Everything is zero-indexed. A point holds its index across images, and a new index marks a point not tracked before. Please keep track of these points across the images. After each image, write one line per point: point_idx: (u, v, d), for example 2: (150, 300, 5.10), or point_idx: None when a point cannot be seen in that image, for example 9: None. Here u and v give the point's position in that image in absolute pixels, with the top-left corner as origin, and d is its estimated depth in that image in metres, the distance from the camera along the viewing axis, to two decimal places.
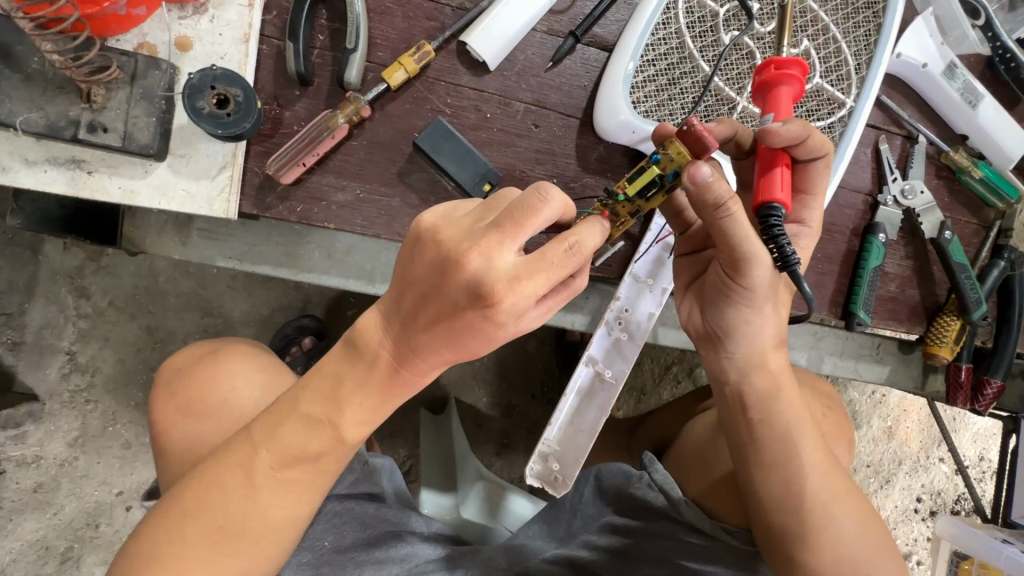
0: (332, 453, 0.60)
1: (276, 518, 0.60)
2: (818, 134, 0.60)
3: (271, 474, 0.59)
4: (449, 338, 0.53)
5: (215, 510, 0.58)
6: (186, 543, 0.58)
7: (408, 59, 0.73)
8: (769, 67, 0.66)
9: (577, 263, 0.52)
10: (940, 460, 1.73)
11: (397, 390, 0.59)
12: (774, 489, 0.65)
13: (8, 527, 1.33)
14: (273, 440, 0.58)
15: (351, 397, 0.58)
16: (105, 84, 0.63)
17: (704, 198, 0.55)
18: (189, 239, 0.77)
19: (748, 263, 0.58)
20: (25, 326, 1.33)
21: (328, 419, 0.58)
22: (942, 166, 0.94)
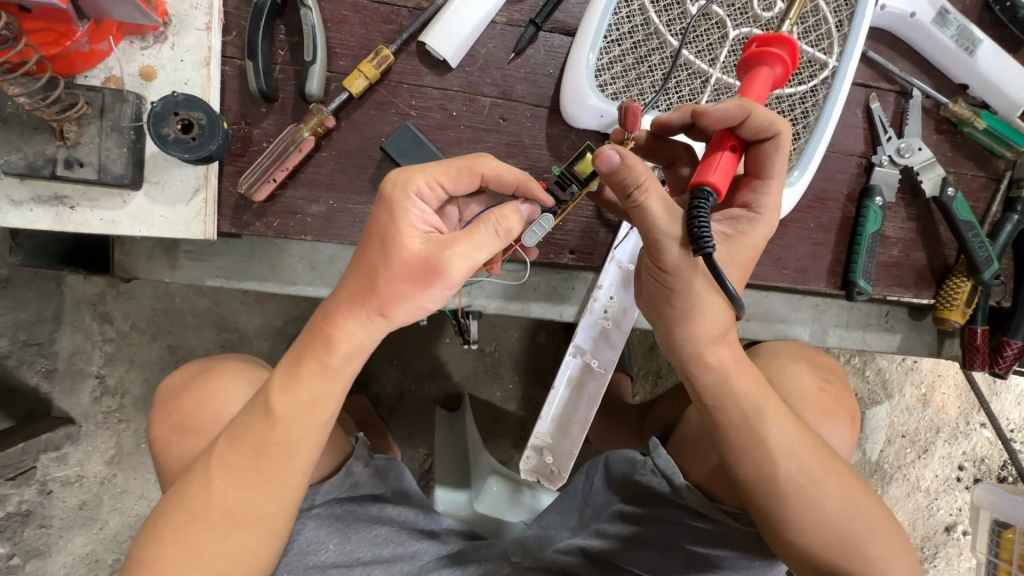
0: (270, 432, 0.63)
1: (231, 509, 0.64)
2: (760, 111, 0.56)
3: (222, 461, 0.64)
4: (354, 296, 0.59)
5: (186, 506, 0.64)
6: (169, 531, 0.65)
7: (367, 66, 0.73)
8: (751, 45, 0.63)
9: (466, 165, 0.59)
10: (982, 425, 1.65)
11: (322, 359, 0.62)
12: (750, 482, 0.67)
13: (60, 542, 1.41)
14: (233, 432, 0.64)
15: (275, 381, 0.63)
16: (76, 121, 0.66)
17: (614, 180, 0.54)
18: (178, 262, 0.80)
19: (660, 251, 0.56)
20: (56, 354, 1.41)
21: (262, 402, 0.63)
22: (942, 120, 0.89)
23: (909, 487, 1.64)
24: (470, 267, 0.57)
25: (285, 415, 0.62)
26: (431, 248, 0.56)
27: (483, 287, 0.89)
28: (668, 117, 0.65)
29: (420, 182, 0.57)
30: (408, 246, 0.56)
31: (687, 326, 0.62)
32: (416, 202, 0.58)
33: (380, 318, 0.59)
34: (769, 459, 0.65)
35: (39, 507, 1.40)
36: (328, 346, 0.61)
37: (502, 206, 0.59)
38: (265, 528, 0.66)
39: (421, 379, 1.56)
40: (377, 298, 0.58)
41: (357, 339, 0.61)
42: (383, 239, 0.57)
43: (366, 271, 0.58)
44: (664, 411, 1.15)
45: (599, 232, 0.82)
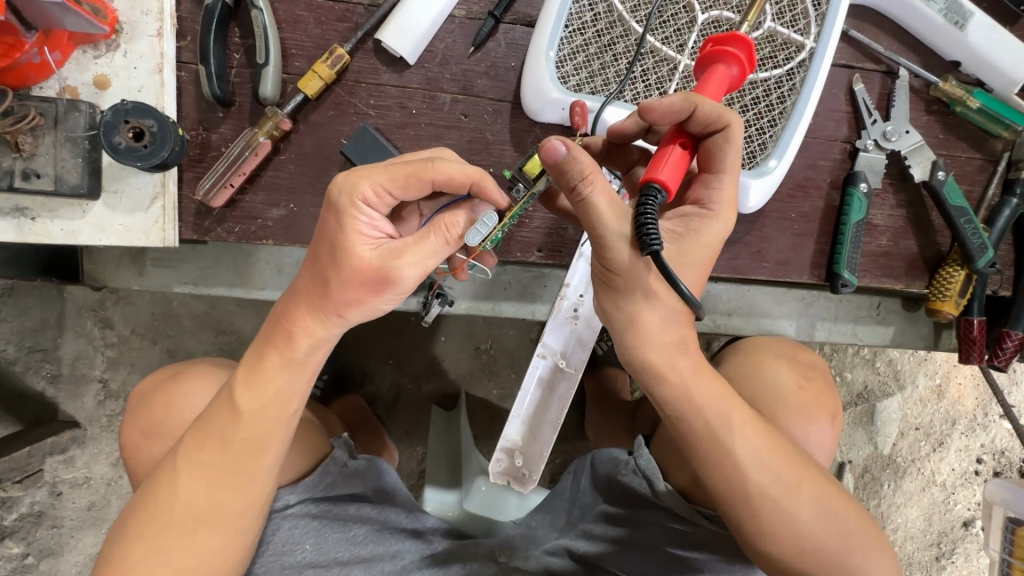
0: (234, 429, 0.64)
1: (199, 505, 0.65)
2: (707, 103, 0.54)
3: (188, 457, 0.65)
4: (311, 300, 0.60)
5: (150, 503, 0.65)
6: (133, 530, 0.65)
7: (321, 66, 0.72)
8: (707, 44, 0.60)
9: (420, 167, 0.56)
10: (1001, 417, 1.58)
11: (284, 353, 0.63)
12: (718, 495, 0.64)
13: (72, 542, 1.45)
14: (199, 425, 0.65)
15: (238, 378, 0.64)
16: (31, 132, 0.66)
17: (560, 174, 0.50)
18: (145, 269, 0.80)
19: (608, 249, 0.52)
20: (59, 360, 1.44)
21: (226, 397, 0.64)
22: (932, 100, 0.84)
23: (924, 481, 1.58)
24: (421, 271, 0.57)
25: (250, 409, 0.63)
26: (382, 254, 0.57)
27: (454, 287, 0.87)
28: (622, 123, 0.62)
29: (367, 189, 0.56)
30: (359, 252, 0.56)
31: (641, 335, 0.58)
32: (361, 211, 0.57)
33: (340, 317, 0.60)
34: (736, 470, 0.63)
35: (49, 508, 1.45)
36: (291, 342, 0.61)
37: (456, 210, 0.59)
38: (232, 525, 0.66)
39: (415, 379, 1.56)
40: (334, 300, 0.59)
41: (321, 335, 0.62)
42: (331, 247, 0.57)
43: (318, 272, 0.58)
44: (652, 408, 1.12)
45: (568, 228, 0.80)
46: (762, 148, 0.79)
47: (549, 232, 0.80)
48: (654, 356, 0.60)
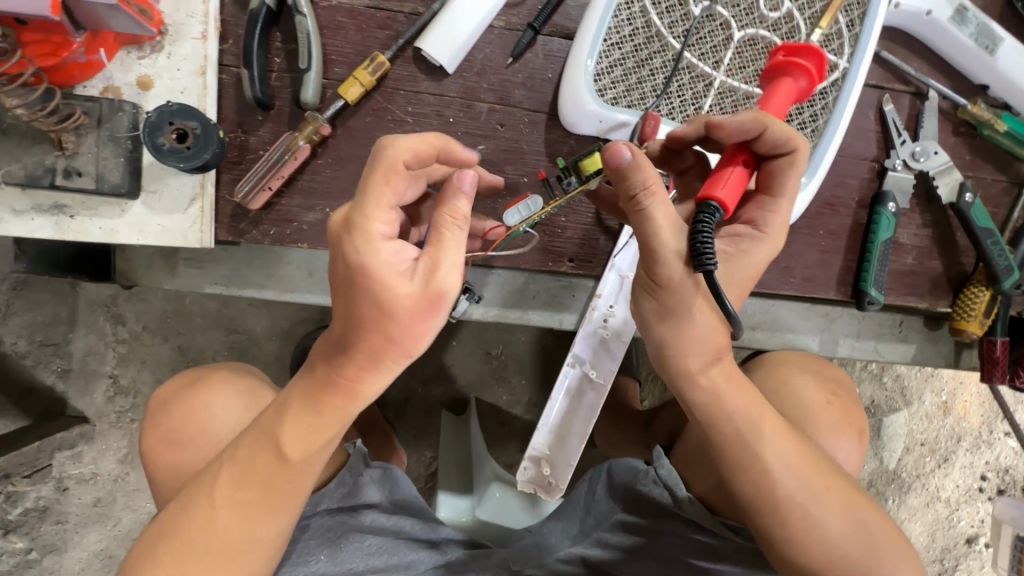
0: (278, 470, 0.62)
1: (237, 541, 0.63)
2: (778, 125, 0.56)
3: (229, 495, 0.63)
4: (365, 350, 0.56)
5: (181, 533, 0.63)
6: (158, 559, 0.63)
7: (362, 73, 0.72)
8: (778, 53, 0.62)
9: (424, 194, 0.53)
10: (1005, 434, 1.59)
11: (333, 397, 0.59)
12: (747, 500, 0.64)
13: (76, 538, 1.45)
14: (241, 463, 0.63)
15: (284, 419, 0.61)
16: (74, 131, 0.66)
17: (624, 182, 0.53)
18: (176, 268, 0.80)
19: (658, 261, 0.54)
20: (70, 354, 1.43)
21: (267, 434, 0.62)
22: (960, 122, 0.85)
23: (929, 497, 1.59)
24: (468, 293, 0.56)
25: (298, 457, 0.62)
26: (430, 284, 0.54)
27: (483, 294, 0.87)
28: (681, 131, 0.64)
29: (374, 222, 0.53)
30: (403, 289, 0.53)
31: (681, 344, 0.59)
32: (386, 245, 0.53)
33: (398, 359, 0.57)
34: (766, 476, 0.63)
35: (55, 504, 1.44)
36: (346, 389, 0.59)
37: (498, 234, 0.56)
38: (266, 552, 0.66)
39: (426, 382, 1.56)
40: (393, 346, 0.55)
41: (374, 377, 0.59)
42: (374, 294, 0.53)
43: (368, 323, 0.54)
44: (669, 418, 1.12)
45: (599, 239, 0.81)
46: None
47: (581, 243, 0.81)
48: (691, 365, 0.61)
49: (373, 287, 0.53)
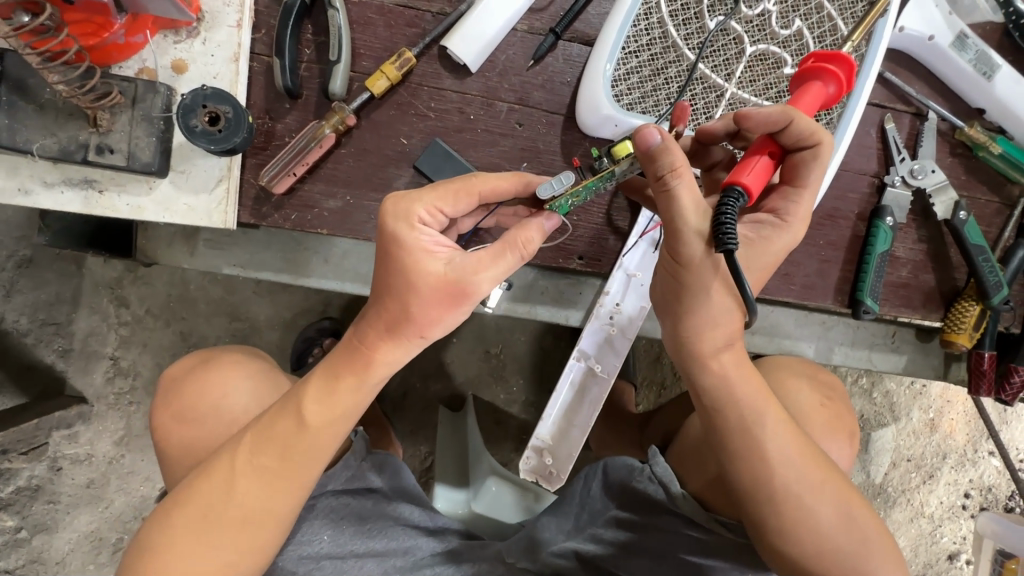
0: (299, 440, 0.65)
1: (253, 509, 0.66)
2: (805, 119, 0.59)
3: (247, 462, 0.66)
4: (389, 324, 0.63)
5: (199, 499, 0.65)
6: (176, 525, 0.65)
7: (389, 67, 0.75)
8: (809, 59, 0.65)
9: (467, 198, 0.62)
10: (990, 454, 1.63)
11: (356, 370, 0.65)
12: (743, 484, 0.67)
13: (67, 518, 1.45)
14: (264, 430, 0.66)
15: (308, 390, 0.65)
16: (109, 109, 0.69)
17: (650, 163, 0.56)
18: (196, 249, 0.83)
19: (682, 243, 0.57)
20: (72, 334, 1.44)
21: (295, 406, 0.66)
22: (957, 143, 0.89)
23: (913, 512, 1.62)
24: (491, 286, 0.62)
25: (317, 424, 0.65)
26: (458, 271, 0.60)
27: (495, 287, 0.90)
28: (713, 125, 0.67)
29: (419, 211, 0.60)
30: (432, 271, 0.60)
31: (691, 325, 0.62)
32: (422, 229, 0.61)
33: (418, 339, 0.64)
34: (761, 462, 0.66)
35: (48, 483, 1.44)
36: (368, 363, 0.65)
37: (526, 225, 0.62)
38: (276, 526, 0.67)
39: (425, 378, 1.57)
40: (413, 323, 0.62)
41: (397, 357, 0.65)
42: (402, 271, 0.60)
43: (393, 300, 0.61)
44: (665, 419, 1.15)
45: (608, 238, 0.83)
46: None
47: (591, 241, 0.83)
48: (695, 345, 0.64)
49: (405, 261, 0.60)
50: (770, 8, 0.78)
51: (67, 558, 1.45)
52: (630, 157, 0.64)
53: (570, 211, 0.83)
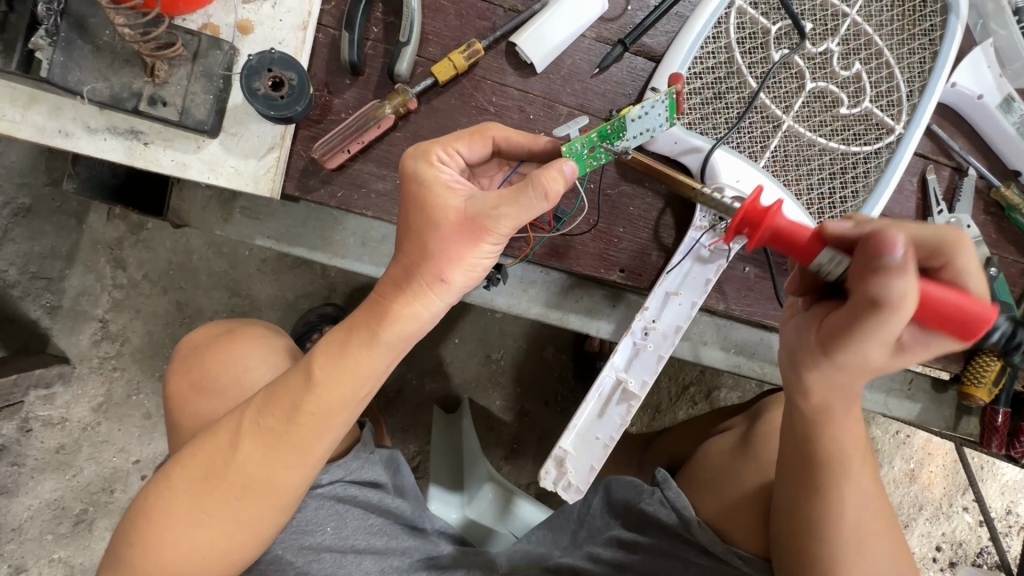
0: (304, 400, 0.59)
1: (255, 477, 0.60)
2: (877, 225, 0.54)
3: (254, 425, 0.60)
4: (406, 269, 0.57)
5: (199, 457, 0.61)
6: (174, 490, 0.61)
7: (457, 55, 0.74)
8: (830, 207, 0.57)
9: (484, 142, 0.61)
10: (964, 509, 1.64)
11: (370, 329, 0.58)
12: (810, 526, 0.66)
13: (29, 484, 1.34)
14: (273, 394, 0.60)
15: (319, 351, 0.60)
16: (168, 61, 0.66)
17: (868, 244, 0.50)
18: (232, 216, 0.80)
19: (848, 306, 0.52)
20: (63, 292, 1.35)
21: (302, 365, 0.61)
22: (991, 202, 0.91)
23: None
24: (516, 223, 0.54)
25: (325, 386, 0.59)
26: (476, 205, 0.54)
27: (528, 291, 0.91)
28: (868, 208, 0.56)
29: (435, 149, 0.58)
30: (450, 206, 0.55)
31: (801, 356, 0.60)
32: (441, 167, 0.58)
33: (437, 283, 0.56)
34: (840, 512, 0.65)
35: (14, 444, 1.34)
36: (383, 317, 0.58)
37: (547, 165, 0.54)
38: (279, 503, 0.62)
39: (422, 376, 1.50)
40: (431, 262, 0.56)
41: (415, 313, 0.58)
42: (419, 205, 0.56)
43: (412, 241, 0.56)
44: (671, 444, 1.14)
45: (653, 257, 0.85)
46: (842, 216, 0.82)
47: (631, 257, 0.84)
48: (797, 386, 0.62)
49: (422, 197, 0.56)
50: (833, 48, 0.80)
51: (24, 526, 1.34)
52: (637, 106, 0.66)
53: (618, 223, 0.84)
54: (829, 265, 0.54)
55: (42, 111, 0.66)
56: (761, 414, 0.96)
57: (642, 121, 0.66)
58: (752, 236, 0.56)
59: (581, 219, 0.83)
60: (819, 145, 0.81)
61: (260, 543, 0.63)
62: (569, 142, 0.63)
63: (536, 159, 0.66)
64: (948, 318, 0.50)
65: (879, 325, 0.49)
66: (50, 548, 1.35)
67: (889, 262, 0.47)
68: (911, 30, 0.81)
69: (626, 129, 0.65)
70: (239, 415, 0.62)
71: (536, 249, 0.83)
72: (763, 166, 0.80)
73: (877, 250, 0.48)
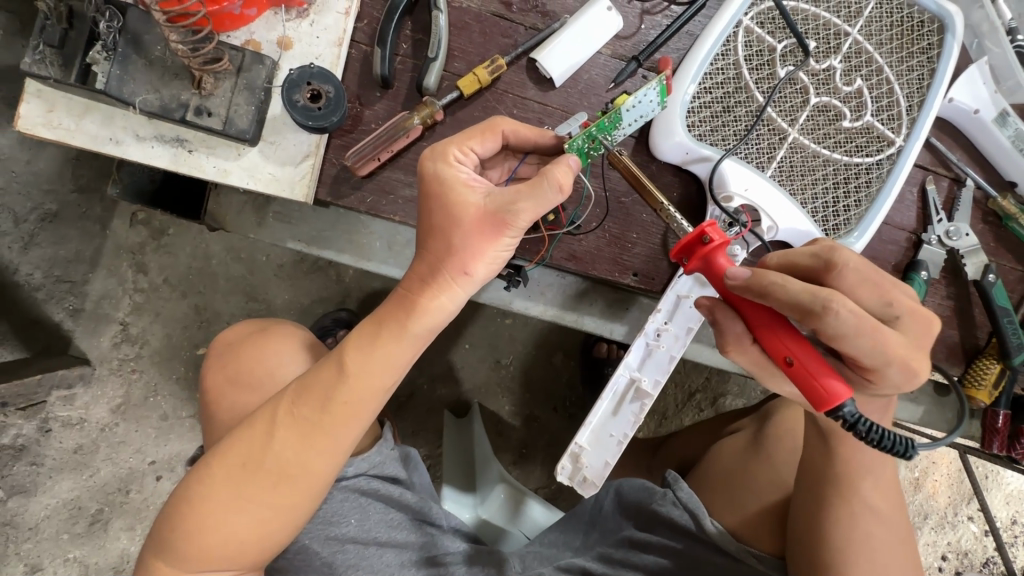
0: (337, 390, 0.62)
1: (288, 463, 0.63)
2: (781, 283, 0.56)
3: (288, 413, 0.64)
4: (433, 265, 0.61)
5: (234, 445, 0.64)
6: (211, 477, 0.64)
7: (481, 70, 0.79)
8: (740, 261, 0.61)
9: (494, 138, 0.65)
10: (969, 518, 1.66)
11: (400, 321, 0.62)
12: (828, 539, 0.70)
13: (47, 483, 1.37)
14: (306, 384, 0.64)
15: (350, 343, 0.63)
16: (215, 74, 0.71)
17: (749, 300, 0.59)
18: (264, 220, 0.85)
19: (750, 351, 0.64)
20: (86, 295, 1.39)
21: (334, 357, 0.64)
22: (988, 212, 0.95)
23: None
24: (533, 217, 0.58)
25: (358, 376, 0.62)
26: (495, 201, 0.58)
27: (543, 294, 0.94)
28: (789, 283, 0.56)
29: (453, 150, 0.62)
30: (471, 203, 0.59)
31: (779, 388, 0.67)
32: (459, 166, 0.62)
33: (462, 276, 0.60)
34: (854, 525, 0.70)
35: (33, 444, 1.37)
36: (412, 311, 0.62)
37: (556, 161, 0.59)
38: (311, 488, 0.65)
39: (433, 380, 1.54)
40: (455, 256, 0.59)
41: (442, 305, 0.62)
42: (442, 203, 0.59)
43: (438, 238, 0.60)
44: (680, 446, 1.17)
45: (664, 262, 0.89)
46: (846, 224, 0.86)
47: (642, 261, 0.88)
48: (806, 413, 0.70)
49: (444, 196, 0.60)
50: (836, 65, 0.84)
51: (41, 525, 1.37)
52: (633, 96, 0.70)
53: (631, 229, 0.88)
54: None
55: (95, 120, 0.71)
56: (769, 415, 0.99)
57: (637, 108, 0.72)
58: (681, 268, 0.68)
59: (596, 225, 0.87)
60: (824, 156, 0.85)
61: (292, 528, 0.66)
62: (572, 139, 0.69)
63: (541, 150, 0.71)
64: (805, 385, 0.56)
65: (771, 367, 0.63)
66: (65, 547, 1.37)
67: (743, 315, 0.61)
68: (910, 48, 0.86)
69: (622, 119, 0.71)
70: (272, 406, 0.65)
71: (552, 251, 0.86)
72: (770, 176, 0.85)
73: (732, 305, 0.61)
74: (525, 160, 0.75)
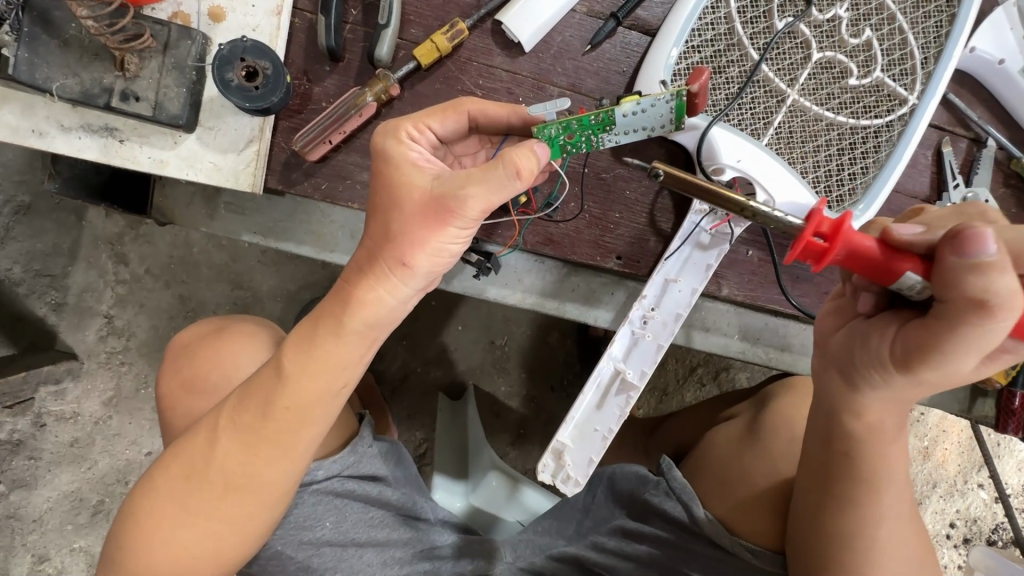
0: (277, 395, 0.57)
1: (233, 473, 0.59)
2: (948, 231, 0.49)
3: (230, 420, 0.59)
4: (371, 253, 0.55)
5: (180, 456, 0.61)
6: (157, 491, 0.61)
7: (440, 36, 0.70)
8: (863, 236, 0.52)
9: (462, 116, 0.58)
10: (979, 486, 1.61)
11: (337, 318, 0.56)
12: (839, 533, 0.64)
13: (47, 476, 1.35)
14: (247, 391, 0.59)
15: (290, 345, 0.58)
16: (138, 53, 0.64)
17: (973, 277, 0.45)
18: (217, 213, 0.79)
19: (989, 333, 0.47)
20: (67, 288, 1.34)
21: (274, 360, 0.59)
22: (1013, 174, 0.85)
23: None
24: (486, 207, 0.51)
25: (298, 381, 0.57)
26: (443, 185, 0.51)
27: (524, 280, 0.88)
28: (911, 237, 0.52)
29: (406, 126, 0.55)
30: (417, 185, 0.53)
31: (926, 373, 0.53)
32: (411, 144, 0.55)
33: (400, 269, 0.53)
34: (877, 523, 0.64)
35: (30, 439, 1.35)
36: (347, 305, 0.55)
37: (519, 146, 0.52)
38: (262, 499, 0.61)
39: (426, 364, 1.49)
40: (394, 244, 0.53)
41: (380, 298, 0.55)
42: (388, 187, 0.53)
43: (379, 224, 0.54)
44: (676, 430, 1.13)
45: (652, 242, 0.82)
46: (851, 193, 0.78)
47: (628, 241, 0.81)
48: (850, 406, 0.60)
49: (394, 180, 0.53)
50: (842, 14, 0.74)
51: (45, 517, 1.35)
52: (636, 100, 0.58)
53: (613, 208, 0.81)
54: (911, 281, 0.51)
55: (14, 110, 0.64)
56: (770, 400, 0.92)
57: (639, 117, 0.60)
58: (830, 253, 0.50)
59: (574, 203, 0.80)
60: (826, 120, 0.76)
61: (245, 542, 0.63)
62: (543, 124, 0.60)
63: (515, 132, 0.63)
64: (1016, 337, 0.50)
65: (973, 333, 0.47)
66: (70, 538, 1.36)
67: (980, 258, 0.45)
68: None
69: (615, 123, 0.60)
70: (217, 414, 0.61)
71: (524, 236, 0.80)
72: (767, 144, 0.76)
73: (966, 246, 0.45)
74: (502, 144, 0.68)
